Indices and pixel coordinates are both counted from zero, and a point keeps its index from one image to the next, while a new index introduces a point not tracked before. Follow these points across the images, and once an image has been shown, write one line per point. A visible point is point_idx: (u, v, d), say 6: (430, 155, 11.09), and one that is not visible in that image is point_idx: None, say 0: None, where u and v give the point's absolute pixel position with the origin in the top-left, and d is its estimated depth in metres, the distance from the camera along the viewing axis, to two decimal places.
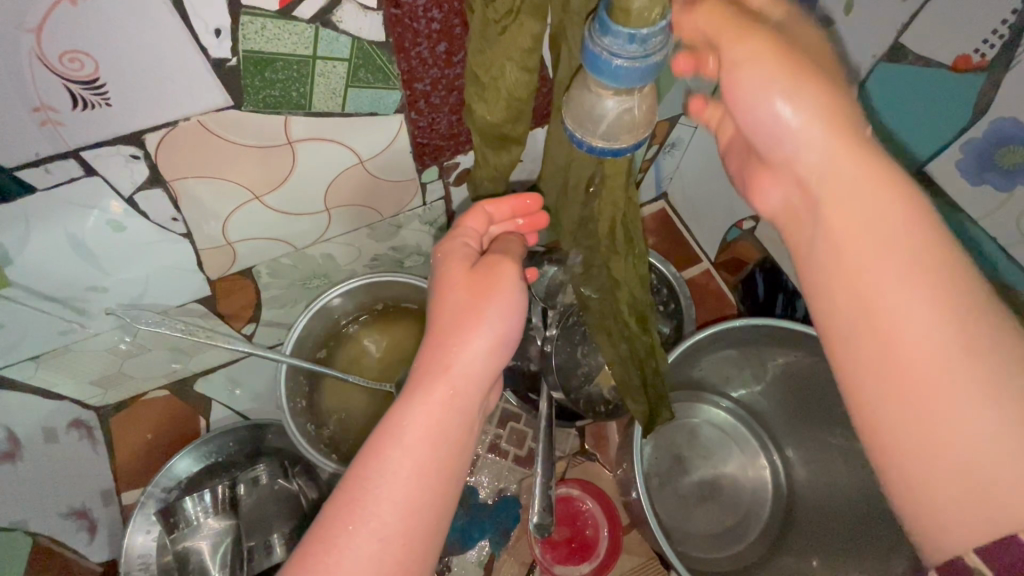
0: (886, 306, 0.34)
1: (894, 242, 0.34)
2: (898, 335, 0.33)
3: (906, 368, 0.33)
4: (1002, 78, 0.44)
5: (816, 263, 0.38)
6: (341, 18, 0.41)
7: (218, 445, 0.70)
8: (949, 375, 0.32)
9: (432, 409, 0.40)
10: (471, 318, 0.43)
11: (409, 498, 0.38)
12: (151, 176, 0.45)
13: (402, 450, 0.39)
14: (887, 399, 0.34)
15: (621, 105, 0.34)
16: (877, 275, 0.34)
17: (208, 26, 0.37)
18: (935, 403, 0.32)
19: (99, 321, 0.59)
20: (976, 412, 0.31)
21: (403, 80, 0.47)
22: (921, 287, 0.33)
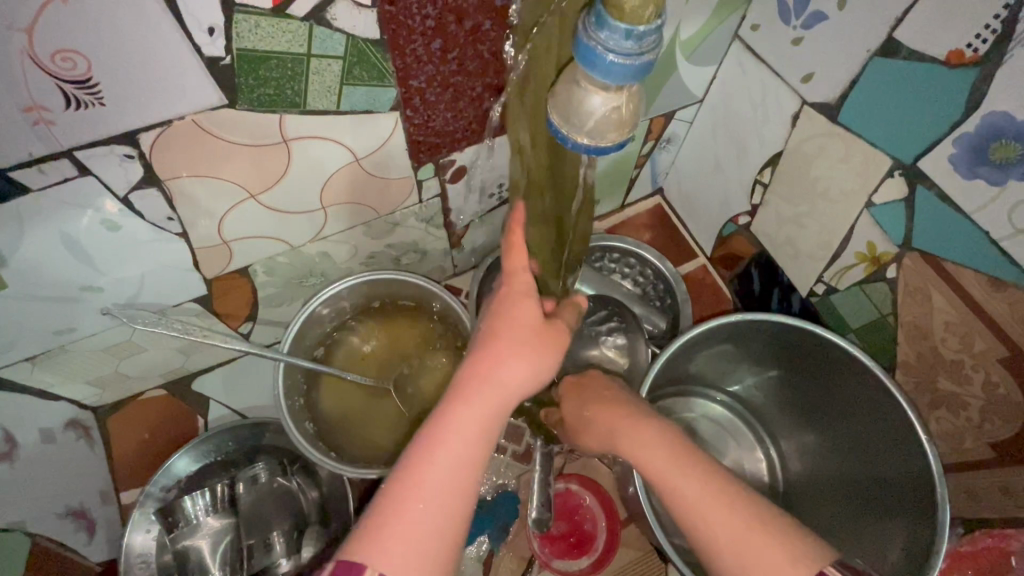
0: (675, 495, 0.46)
1: (646, 433, 0.51)
2: (678, 486, 0.46)
3: (693, 523, 0.45)
4: (995, 72, 0.44)
5: (635, 449, 0.51)
6: (335, 16, 0.41)
7: (217, 443, 0.70)
8: (711, 504, 0.44)
9: (480, 422, 0.42)
10: (530, 349, 0.45)
11: (454, 497, 0.40)
12: (145, 176, 0.45)
13: (450, 451, 0.41)
14: (707, 528, 0.44)
15: (609, 104, 0.34)
16: (655, 457, 0.49)
17: (201, 24, 0.37)
18: (705, 533, 0.44)
19: (96, 322, 0.58)
20: (732, 526, 0.43)
21: (398, 78, 0.47)
22: (677, 450, 0.49)
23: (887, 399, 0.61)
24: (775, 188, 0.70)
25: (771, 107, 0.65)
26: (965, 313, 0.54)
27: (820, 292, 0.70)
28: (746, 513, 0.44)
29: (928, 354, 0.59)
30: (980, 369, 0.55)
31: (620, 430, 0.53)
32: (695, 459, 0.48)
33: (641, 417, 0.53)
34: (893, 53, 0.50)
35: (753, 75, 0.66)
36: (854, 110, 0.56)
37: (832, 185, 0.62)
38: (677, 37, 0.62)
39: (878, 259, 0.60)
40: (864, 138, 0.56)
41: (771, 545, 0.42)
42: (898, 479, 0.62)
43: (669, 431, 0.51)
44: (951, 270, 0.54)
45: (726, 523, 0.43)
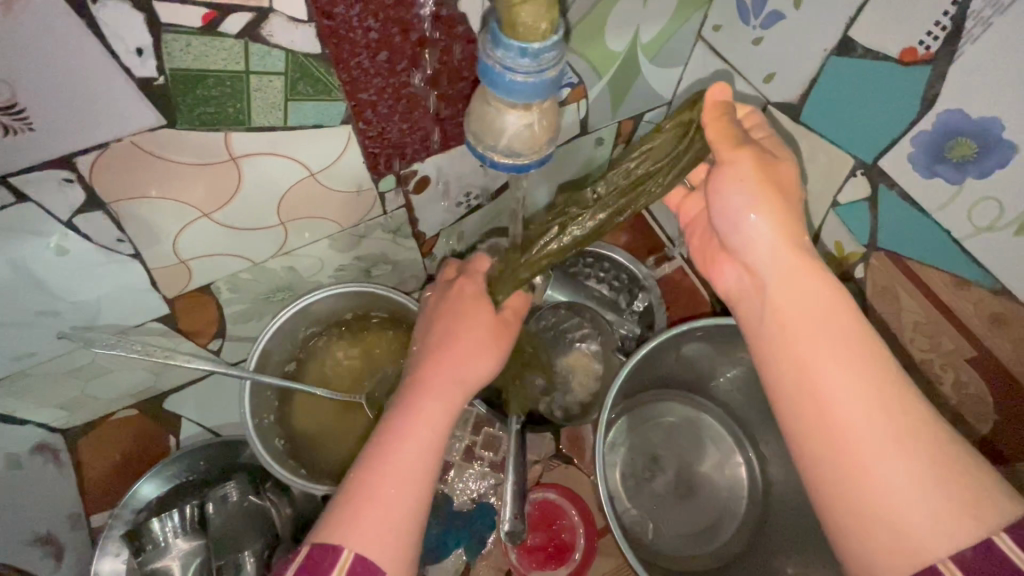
0: (814, 356, 0.42)
1: (815, 307, 0.43)
2: (820, 386, 0.41)
3: (821, 398, 0.40)
4: (949, 67, 0.44)
5: (790, 317, 0.44)
6: (271, 32, 0.40)
7: (187, 463, 0.69)
8: (867, 400, 0.39)
9: (444, 407, 0.48)
10: (484, 346, 0.53)
11: (421, 479, 0.44)
12: (87, 199, 0.45)
13: (420, 440, 0.45)
14: (862, 424, 0.39)
15: (520, 120, 0.35)
16: (810, 337, 0.42)
17: (128, 46, 0.36)
18: (850, 434, 0.39)
19: (54, 347, 0.57)
20: (866, 430, 0.38)
21: (346, 92, 0.47)
22: (847, 337, 0.41)
23: None
24: None
25: (738, 107, 0.64)
26: (932, 313, 0.53)
27: None
28: (913, 420, 0.38)
29: (899, 354, 0.58)
30: (949, 368, 0.54)
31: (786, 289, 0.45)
32: (866, 348, 0.41)
33: (814, 281, 0.45)
34: (849, 51, 0.50)
35: (718, 76, 0.65)
36: (815, 109, 0.55)
37: (799, 185, 0.61)
38: (638, 40, 0.61)
39: (846, 259, 0.60)
40: (825, 137, 0.56)
41: (952, 466, 0.37)
42: None
43: (825, 310, 0.43)
44: (918, 269, 0.53)
45: (883, 429, 0.38)
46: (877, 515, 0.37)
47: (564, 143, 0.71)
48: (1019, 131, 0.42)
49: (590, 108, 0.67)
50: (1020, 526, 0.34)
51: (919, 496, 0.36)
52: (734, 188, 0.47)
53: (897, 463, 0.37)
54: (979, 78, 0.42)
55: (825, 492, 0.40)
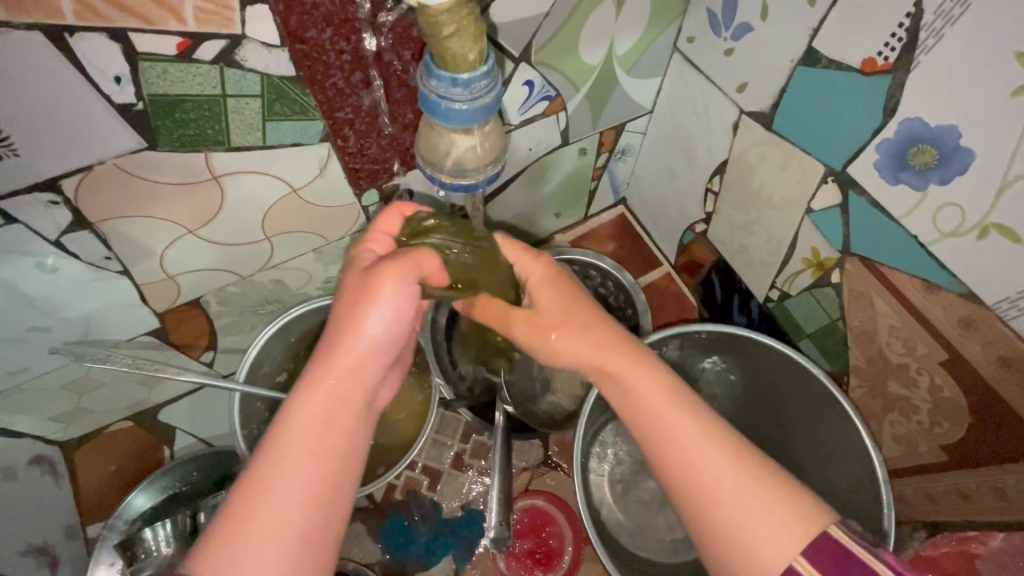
0: (660, 429, 0.45)
1: (645, 374, 0.47)
2: (673, 451, 0.43)
3: (683, 463, 0.43)
4: (908, 75, 0.44)
5: (632, 384, 0.47)
6: (245, 57, 0.41)
7: (181, 473, 0.71)
8: (692, 450, 0.43)
9: (320, 403, 0.40)
10: (363, 307, 0.42)
11: (297, 493, 0.38)
12: (74, 219, 0.46)
13: (290, 443, 0.39)
14: (702, 479, 0.42)
15: (465, 144, 0.37)
16: (648, 402, 0.46)
17: (107, 74, 0.38)
18: (692, 486, 0.42)
19: (48, 361, 0.59)
20: (713, 480, 0.42)
21: (322, 111, 0.48)
22: (670, 398, 0.45)
23: (837, 405, 0.60)
24: (725, 196, 0.70)
25: (714, 116, 0.65)
26: (906, 318, 0.54)
27: (775, 298, 0.70)
28: (737, 462, 0.42)
29: (876, 357, 0.59)
30: (924, 371, 0.54)
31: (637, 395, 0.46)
32: (686, 402, 0.45)
33: (631, 345, 0.48)
34: (814, 62, 0.51)
35: (694, 86, 0.66)
36: (787, 117, 0.56)
37: (775, 192, 0.62)
38: (613, 53, 0.63)
39: (822, 264, 0.60)
40: (797, 145, 0.57)
41: (773, 493, 0.41)
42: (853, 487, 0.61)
43: (639, 367, 0.47)
44: (889, 274, 0.54)
45: (725, 472, 0.42)
46: (733, 556, 0.41)
47: (545, 155, 0.72)
48: (975, 139, 0.43)
49: (569, 120, 0.68)
50: (817, 543, 0.39)
51: (772, 535, 0.39)
52: (544, 291, 0.50)
53: (747, 502, 0.41)
54: (935, 86, 0.43)
55: (706, 544, 0.42)
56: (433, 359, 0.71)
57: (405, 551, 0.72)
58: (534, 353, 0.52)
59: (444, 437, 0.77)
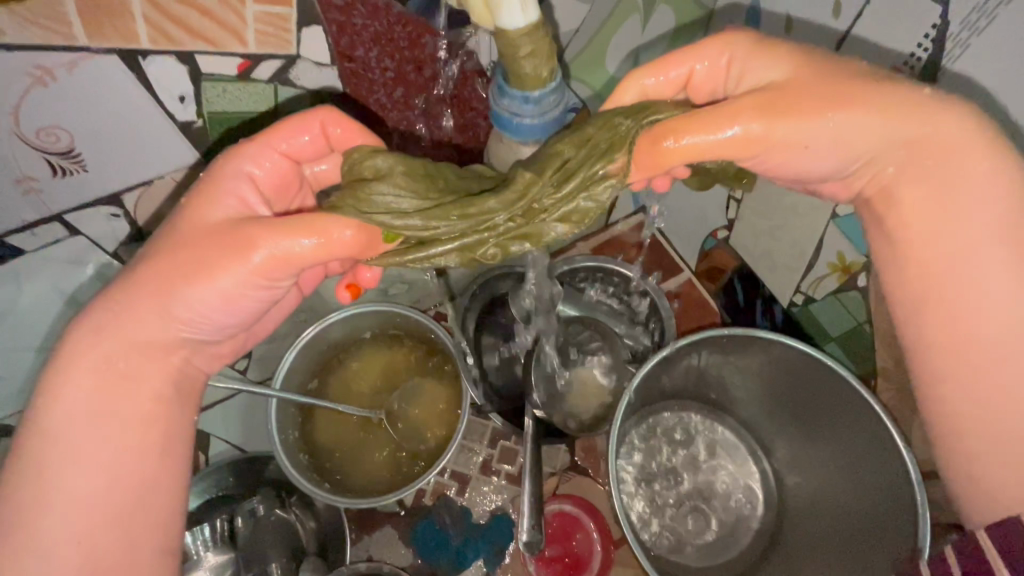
0: (941, 288, 0.44)
1: (976, 189, 0.42)
2: (966, 292, 0.43)
3: (946, 304, 0.44)
4: (935, 82, 0.46)
5: (968, 196, 0.42)
6: (298, 75, 0.43)
7: (218, 478, 0.73)
8: (1003, 299, 0.42)
9: (114, 391, 0.42)
10: (181, 281, 0.41)
11: (72, 483, 0.40)
12: (131, 231, 0.48)
13: (68, 430, 0.40)
14: (978, 327, 0.43)
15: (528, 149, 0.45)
16: (969, 237, 0.43)
17: (172, 94, 0.40)
18: (962, 320, 0.44)
19: None
20: (1002, 336, 0.43)
21: (365, 125, 0.50)
22: (1004, 224, 0.42)
23: (864, 407, 0.61)
24: (748, 202, 0.71)
25: None
26: None
27: (799, 302, 0.71)
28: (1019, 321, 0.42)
29: None
30: None
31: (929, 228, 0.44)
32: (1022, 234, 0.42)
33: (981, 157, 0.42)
34: None
35: None
36: None
37: (798, 198, 0.63)
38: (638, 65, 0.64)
39: (848, 268, 0.62)
40: None
41: None
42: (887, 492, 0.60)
43: (967, 198, 0.42)
44: None
45: (997, 323, 0.43)
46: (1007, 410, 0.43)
47: None
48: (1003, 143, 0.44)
49: None
50: None
51: None
52: (754, 65, 0.43)
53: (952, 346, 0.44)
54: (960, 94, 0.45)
55: (957, 396, 0.45)
56: (462, 365, 0.73)
57: (435, 555, 0.73)
58: (796, 160, 0.43)
59: (472, 442, 0.78)
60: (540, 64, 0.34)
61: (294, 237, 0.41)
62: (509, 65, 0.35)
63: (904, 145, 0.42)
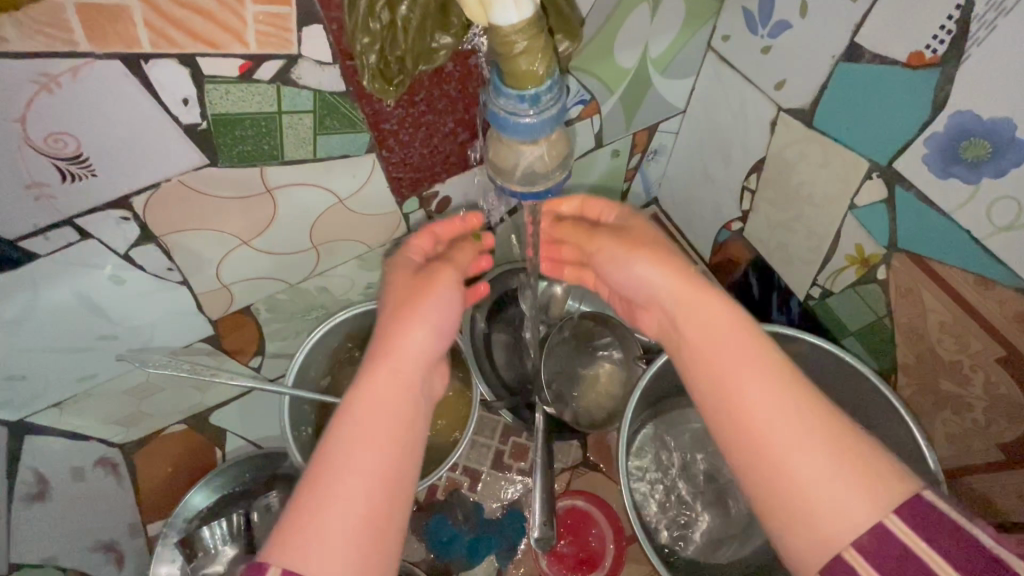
0: (730, 385, 0.43)
1: (716, 315, 0.46)
2: (772, 439, 0.40)
3: (742, 415, 0.42)
4: (958, 66, 0.44)
5: (706, 306, 0.47)
6: (301, 75, 0.43)
7: (235, 474, 0.73)
8: (777, 427, 0.40)
9: (377, 380, 0.44)
10: (420, 297, 0.49)
11: (375, 465, 0.41)
12: (141, 234, 0.49)
13: (360, 411, 0.43)
14: (794, 461, 0.39)
15: (531, 153, 0.38)
16: (736, 373, 0.43)
17: (175, 97, 0.40)
18: (763, 440, 0.41)
19: (114, 368, 0.62)
20: (797, 459, 0.39)
21: (369, 123, 0.50)
22: (747, 349, 0.44)
23: (884, 403, 0.59)
24: (763, 193, 0.69)
25: (751, 113, 0.65)
26: (958, 313, 0.53)
27: (816, 296, 0.69)
28: (814, 439, 0.39)
29: (927, 355, 0.58)
30: (979, 369, 0.54)
31: (689, 303, 0.48)
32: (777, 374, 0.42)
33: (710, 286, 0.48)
34: (857, 57, 0.50)
35: (731, 85, 0.66)
36: (828, 114, 0.55)
37: (815, 189, 0.61)
38: (648, 54, 0.63)
39: (867, 260, 0.59)
40: (839, 141, 0.56)
41: (864, 471, 0.38)
42: None
43: (725, 322, 0.46)
44: (940, 270, 0.53)
45: (802, 456, 0.39)
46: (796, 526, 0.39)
47: (580, 157, 0.73)
48: None
49: (603, 123, 0.69)
50: (912, 507, 0.37)
51: (847, 501, 0.37)
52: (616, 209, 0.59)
53: (771, 394, 0.41)
54: (986, 80, 0.43)
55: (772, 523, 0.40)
56: (473, 362, 0.73)
57: (448, 550, 0.73)
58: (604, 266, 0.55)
59: (484, 437, 0.78)
60: (536, 59, 0.34)
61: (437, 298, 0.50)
62: (505, 64, 0.34)
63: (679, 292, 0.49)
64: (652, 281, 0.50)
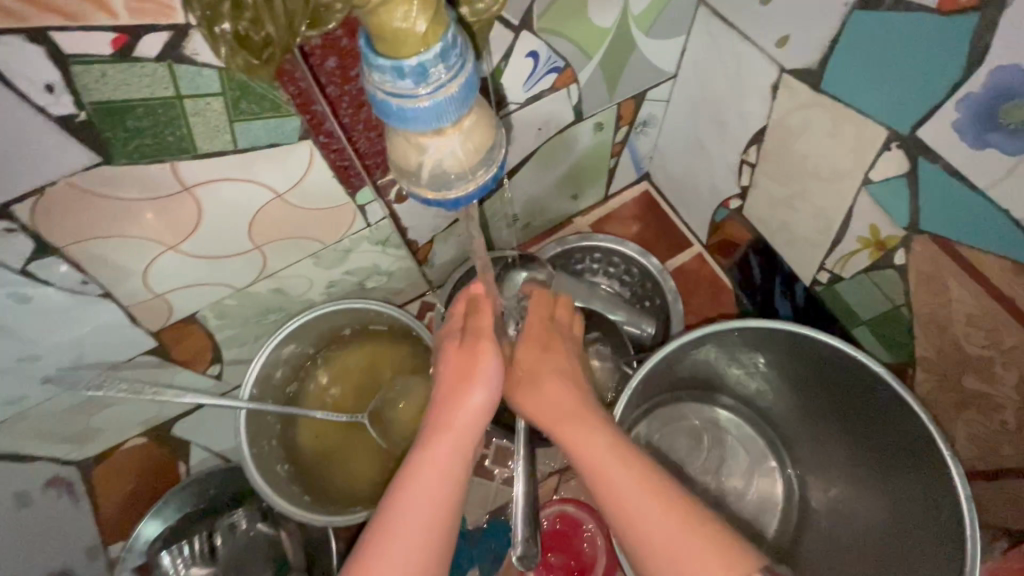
0: (595, 477, 0.43)
1: (571, 412, 0.47)
2: (641, 531, 0.40)
3: (612, 508, 0.42)
4: (1002, 11, 0.36)
5: (571, 396, 0.49)
6: (196, 50, 0.35)
7: (196, 491, 0.68)
8: (642, 511, 0.40)
9: (433, 457, 0.42)
10: (470, 374, 0.46)
11: (421, 543, 0.39)
12: (38, 247, 0.42)
13: (415, 487, 0.41)
14: (661, 552, 0.39)
15: (439, 147, 0.31)
16: (600, 463, 0.43)
17: (37, 83, 0.33)
18: (632, 528, 0.40)
19: (45, 389, 0.57)
20: (661, 541, 0.39)
21: (296, 105, 0.42)
22: (605, 438, 0.45)
23: (901, 405, 0.53)
24: (764, 167, 0.62)
25: (748, 77, 0.57)
26: (989, 304, 0.46)
27: (824, 281, 0.62)
28: (675, 520, 0.40)
29: (950, 349, 0.52)
30: (1013, 366, 0.48)
31: (565, 415, 0.47)
32: (633, 457, 0.43)
33: (573, 386, 0.50)
34: (875, 3, 0.42)
35: (725, 44, 0.57)
36: (839, 74, 0.47)
37: (823, 162, 0.54)
38: (629, 12, 0.55)
39: (883, 244, 0.52)
40: (851, 106, 0.48)
41: (723, 543, 0.38)
42: (933, 508, 0.52)
43: (582, 416, 0.47)
44: (969, 255, 0.46)
45: (665, 534, 0.39)
46: None
47: (559, 133, 0.65)
48: None
49: (582, 93, 0.61)
50: None
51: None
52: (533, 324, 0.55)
53: (630, 477, 0.42)
54: None
55: None
56: None
57: None
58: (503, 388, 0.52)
59: None
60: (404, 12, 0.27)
61: (467, 395, 0.46)
62: (374, 26, 0.28)
63: (542, 397, 0.49)
64: (523, 389, 0.50)
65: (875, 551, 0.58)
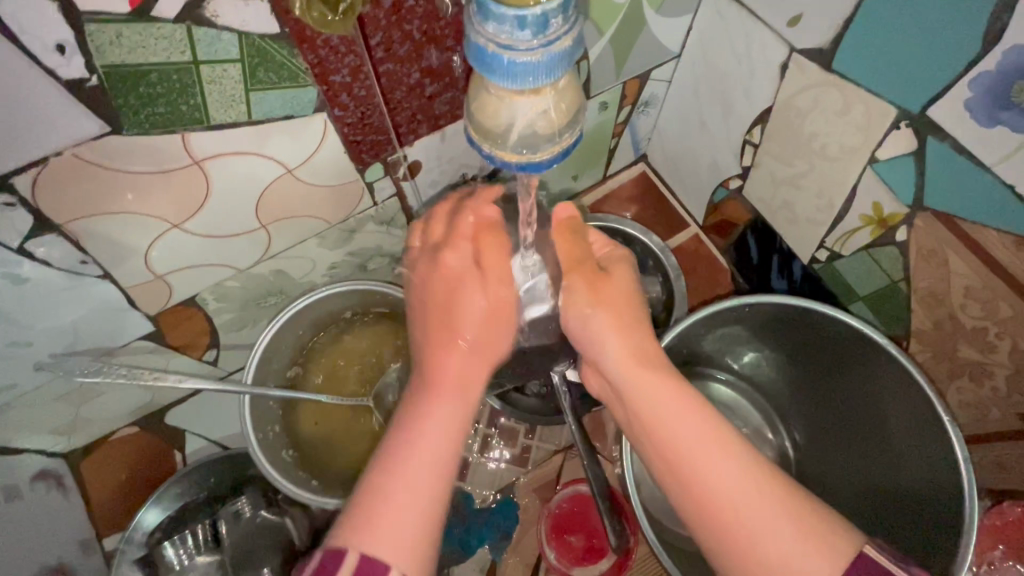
0: (676, 441, 0.42)
1: (651, 369, 0.44)
2: (729, 495, 0.39)
3: (692, 467, 0.41)
4: None
5: (650, 349, 0.45)
6: (216, 11, 0.34)
7: (195, 479, 0.66)
8: (731, 474, 0.40)
9: (435, 392, 0.42)
10: (484, 302, 0.45)
11: (425, 481, 0.38)
12: (37, 222, 0.40)
13: (418, 421, 0.40)
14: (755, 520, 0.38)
15: (533, 108, 0.33)
16: (688, 431, 0.41)
17: (47, 43, 0.31)
18: (718, 487, 0.40)
19: (36, 376, 0.54)
20: (751, 516, 0.38)
21: (315, 75, 0.40)
22: (693, 404, 0.43)
23: (902, 376, 0.56)
24: (768, 147, 0.63)
25: (755, 56, 0.57)
26: (987, 278, 0.49)
27: (823, 259, 0.64)
28: (767, 488, 0.39)
29: (946, 322, 0.54)
30: (1006, 336, 0.50)
31: (649, 361, 0.45)
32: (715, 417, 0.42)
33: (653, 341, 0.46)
34: None
35: (733, 23, 0.58)
36: (850, 55, 0.48)
37: (830, 141, 0.55)
38: None
39: (885, 221, 0.54)
40: (861, 86, 0.49)
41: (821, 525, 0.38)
42: (932, 472, 0.56)
43: (665, 378, 0.44)
44: (970, 230, 0.48)
45: (752, 495, 0.39)
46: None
47: None
48: None
49: (592, 70, 0.61)
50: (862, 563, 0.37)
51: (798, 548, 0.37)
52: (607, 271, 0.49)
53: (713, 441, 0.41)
54: None
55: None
56: None
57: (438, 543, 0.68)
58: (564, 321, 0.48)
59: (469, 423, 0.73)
60: None
61: (469, 307, 0.45)
62: None
63: (628, 350, 0.45)
64: (604, 336, 0.46)
65: (867, 512, 0.61)
